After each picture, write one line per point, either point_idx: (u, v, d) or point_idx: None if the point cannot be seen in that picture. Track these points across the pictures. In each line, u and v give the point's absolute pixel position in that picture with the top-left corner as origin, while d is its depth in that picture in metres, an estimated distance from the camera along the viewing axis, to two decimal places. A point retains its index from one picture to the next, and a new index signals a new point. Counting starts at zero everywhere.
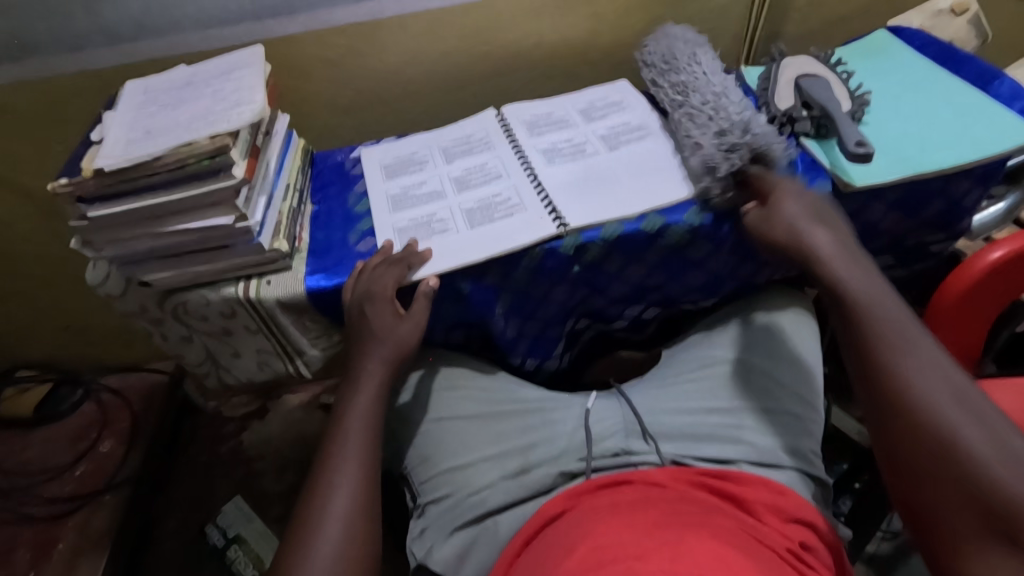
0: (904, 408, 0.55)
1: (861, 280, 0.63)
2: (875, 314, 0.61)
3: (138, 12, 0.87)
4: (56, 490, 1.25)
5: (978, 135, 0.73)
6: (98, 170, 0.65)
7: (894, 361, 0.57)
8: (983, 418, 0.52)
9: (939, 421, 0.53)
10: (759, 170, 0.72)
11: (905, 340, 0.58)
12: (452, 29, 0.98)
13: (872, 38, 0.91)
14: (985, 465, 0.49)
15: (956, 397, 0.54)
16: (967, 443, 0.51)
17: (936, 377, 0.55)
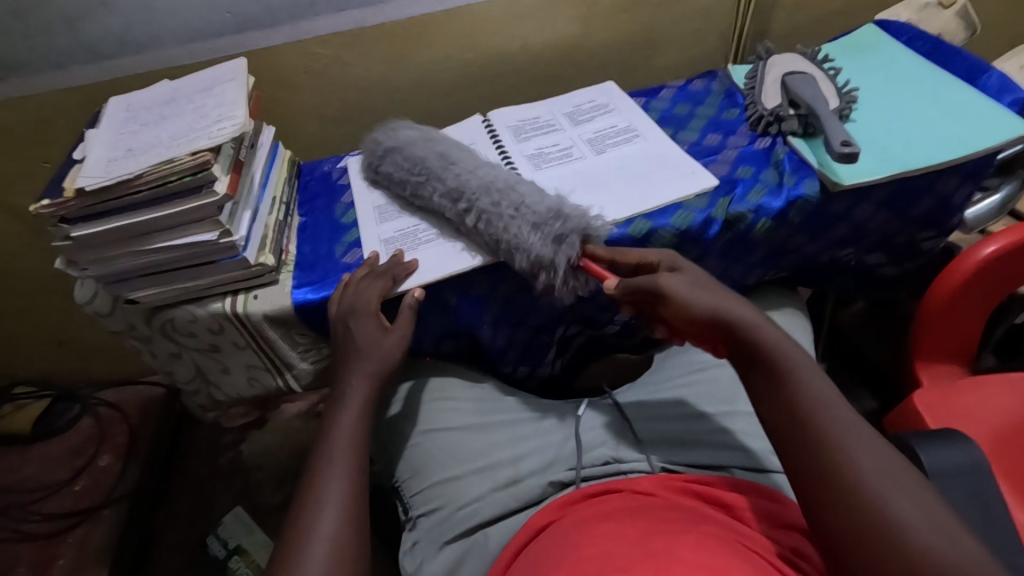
0: (830, 490, 0.45)
1: (773, 335, 0.53)
2: (802, 379, 0.50)
3: (120, 28, 0.87)
4: (54, 507, 1.25)
5: (965, 131, 0.72)
6: (80, 190, 0.65)
7: (829, 440, 0.47)
8: (916, 500, 0.43)
9: (882, 504, 0.43)
10: (590, 249, 0.67)
11: (846, 430, 0.47)
12: (435, 36, 0.97)
13: (859, 34, 0.90)
14: (926, 553, 0.41)
15: (890, 478, 0.44)
16: (905, 528, 0.42)
17: (870, 457, 0.46)
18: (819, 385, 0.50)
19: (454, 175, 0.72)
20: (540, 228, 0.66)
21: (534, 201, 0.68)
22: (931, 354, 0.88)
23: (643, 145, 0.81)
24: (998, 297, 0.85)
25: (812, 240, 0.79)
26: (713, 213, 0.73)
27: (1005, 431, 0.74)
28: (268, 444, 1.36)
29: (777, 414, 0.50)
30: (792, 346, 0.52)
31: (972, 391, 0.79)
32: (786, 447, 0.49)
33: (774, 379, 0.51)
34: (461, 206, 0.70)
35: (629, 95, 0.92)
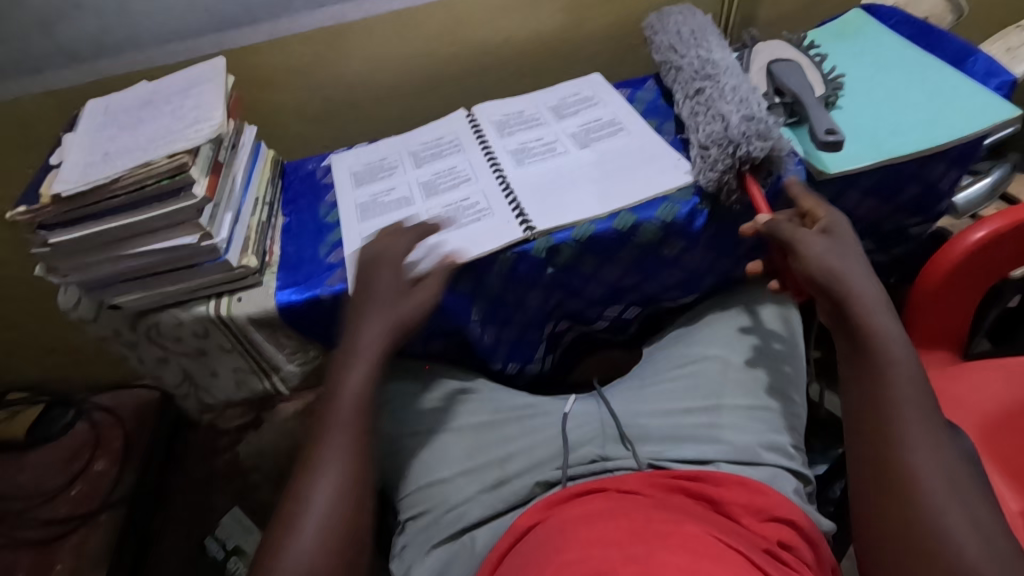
0: (900, 494, 0.53)
1: (882, 323, 0.60)
2: (895, 371, 0.57)
3: (96, 29, 0.86)
4: (51, 513, 1.25)
5: (953, 115, 0.71)
6: (56, 197, 0.64)
7: (908, 451, 0.54)
8: (976, 516, 0.51)
9: (940, 517, 0.51)
10: (767, 164, 0.69)
11: (915, 424, 0.55)
12: (418, 30, 0.96)
13: (845, 19, 0.89)
14: (964, 557, 0.49)
15: (959, 500, 0.51)
16: (954, 535, 0.50)
17: (947, 477, 0.52)
18: (913, 401, 0.56)
19: (720, 56, 0.79)
20: (715, 146, 0.69)
21: (724, 118, 0.70)
22: (925, 341, 0.87)
23: (627, 138, 0.80)
24: (990, 281, 0.84)
25: None
26: (698, 204, 0.73)
27: (995, 416, 0.74)
28: None
29: (871, 413, 0.57)
30: (896, 340, 0.59)
31: (963, 378, 0.78)
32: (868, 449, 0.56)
33: (874, 383, 0.58)
34: (697, 79, 0.77)
35: (613, 86, 0.91)
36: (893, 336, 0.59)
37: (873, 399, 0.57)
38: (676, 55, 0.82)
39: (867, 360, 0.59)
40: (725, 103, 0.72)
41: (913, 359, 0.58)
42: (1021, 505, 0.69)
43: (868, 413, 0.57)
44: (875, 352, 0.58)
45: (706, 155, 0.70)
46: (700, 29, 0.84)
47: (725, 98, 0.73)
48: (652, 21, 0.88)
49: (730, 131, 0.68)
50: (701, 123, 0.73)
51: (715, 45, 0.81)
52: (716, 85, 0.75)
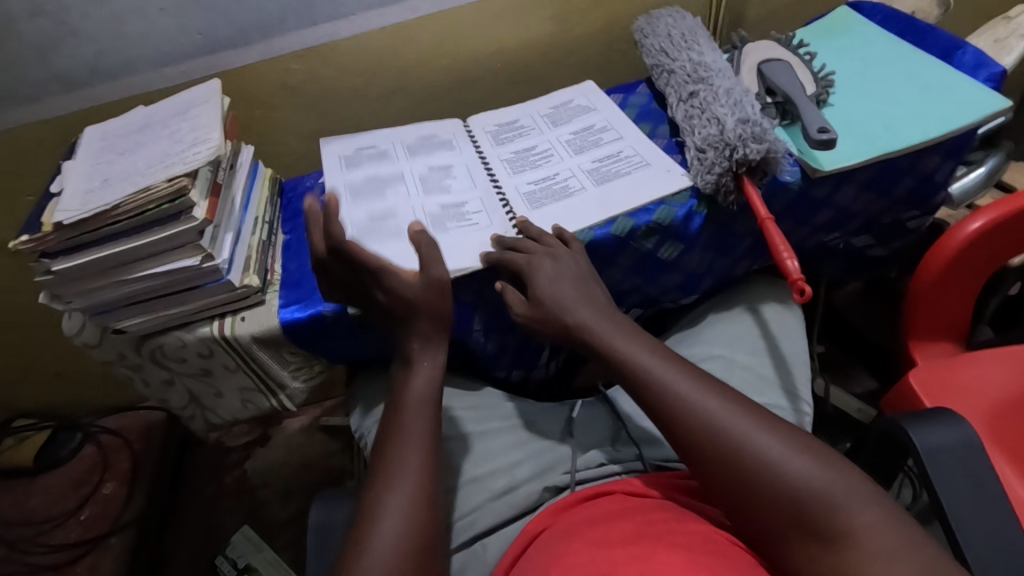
0: (744, 488, 0.51)
1: (617, 329, 0.64)
2: (638, 356, 0.61)
3: (92, 56, 0.87)
4: (63, 538, 1.25)
5: (944, 108, 0.72)
6: (58, 224, 0.64)
7: (731, 436, 0.53)
8: (809, 455, 0.51)
9: (785, 473, 0.50)
10: (766, 162, 0.69)
11: (681, 388, 0.57)
12: (408, 44, 0.97)
13: (834, 16, 0.89)
14: (794, 480, 0.50)
15: (785, 448, 0.52)
16: (773, 465, 0.51)
17: (767, 434, 0.53)
18: (697, 395, 0.57)
19: (713, 59, 0.80)
20: (711, 149, 0.70)
21: (718, 121, 0.71)
22: (924, 334, 0.88)
23: (621, 145, 0.81)
24: (987, 271, 0.84)
25: (796, 227, 0.79)
26: (694, 207, 0.73)
27: (1001, 403, 0.74)
28: (272, 460, 1.36)
29: (674, 440, 0.56)
30: (627, 333, 0.63)
31: (968, 367, 0.79)
32: (700, 467, 0.54)
33: (659, 405, 0.58)
34: (690, 82, 0.78)
35: (607, 93, 0.92)
36: (652, 347, 0.62)
37: (670, 420, 0.57)
38: (668, 56, 0.83)
39: (638, 387, 0.59)
40: (719, 106, 0.73)
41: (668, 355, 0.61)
42: None
43: (670, 435, 0.57)
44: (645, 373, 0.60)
45: (703, 158, 0.71)
46: (691, 32, 0.84)
47: (719, 101, 0.73)
48: (644, 23, 0.88)
49: (727, 134, 0.69)
50: (696, 127, 0.74)
51: (708, 47, 0.82)
52: (710, 88, 0.76)
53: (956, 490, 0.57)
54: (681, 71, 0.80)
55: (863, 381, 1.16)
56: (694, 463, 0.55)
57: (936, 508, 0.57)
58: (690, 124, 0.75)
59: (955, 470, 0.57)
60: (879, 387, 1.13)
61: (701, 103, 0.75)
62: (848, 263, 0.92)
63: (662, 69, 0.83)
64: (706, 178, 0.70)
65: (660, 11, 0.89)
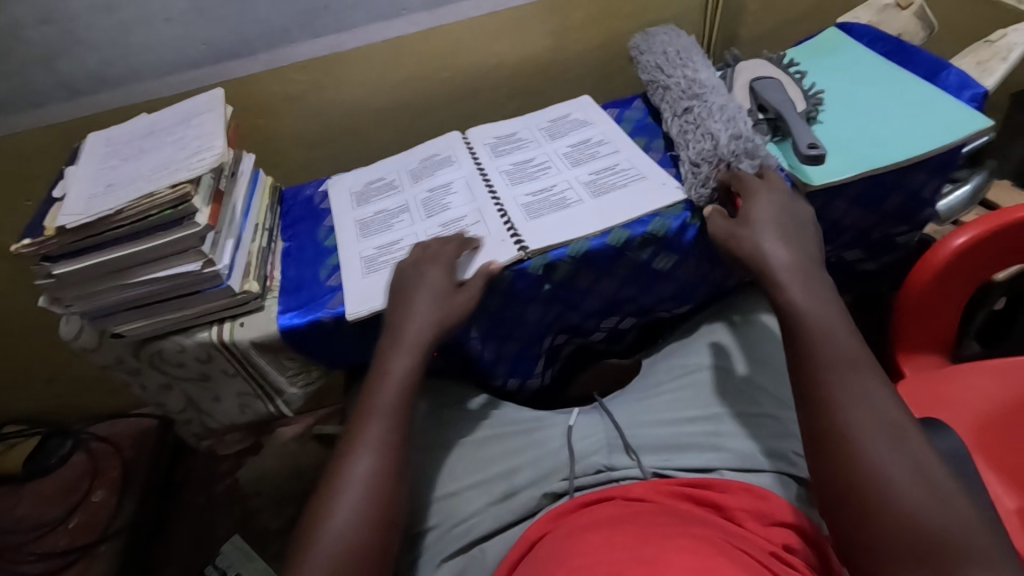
0: (864, 499, 0.50)
1: (799, 290, 0.61)
2: (810, 332, 0.58)
3: (97, 63, 0.88)
4: (49, 545, 1.23)
5: (929, 127, 0.74)
6: (61, 228, 0.65)
7: (871, 448, 0.51)
8: (948, 502, 0.48)
9: (912, 508, 0.48)
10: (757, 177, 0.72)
11: (839, 377, 0.55)
12: (410, 56, 0.98)
13: (824, 36, 0.92)
14: (918, 514, 0.48)
15: (922, 480, 0.49)
16: (899, 488, 0.49)
17: (912, 464, 0.50)
18: (861, 389, 0.54)
19: (707, 76, 0.82)
20: (705, 164, 0.72)
21: (712, 135, 0.74)
22: (913, 347, 0.90)
23: (617, 158, 0.83)
24: (973, 285, 0.86)
25: None
26: (688, 218, 0.75)
27: (987, 415, 0.76)
28: (265, 469, 1.35)
29: (811, 424, 0.55)
30: (811, 297, 0.60)
31: (956, 379, 0.80)
32: (820, 458, 0.53)
33: (820, 392, 0.55)
34: (685, 97, 0.80)
35: (603, 107, 0.94)
36: (846, 332, 0.58)
37: (820, 411, 0.55)
38: (664, 72, 0.85)
39: (801, 355, 0.58)
40: (713, 121, 0.75)
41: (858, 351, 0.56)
42: (1018, 503, 0.70)
43: (808, 416, 0.56)
44: (817, 357, 0.57)
45: (695, 173, 0.73)
46: (686, 49, 0.87)
47: (713, 117, 0.76)
48: (641, 40, 0.91)
49: (720, 152, 0.72)
50: (689, 142, 0.76)
51: (702, 64, 0.85)
52: (705, 103, 0.78)
53: None
54: (677, 87, 0.82)
55: None
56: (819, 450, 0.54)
57: None
58: (684, 138, 0.77)
59: None
60: None
61: (695, 118, 0.77)
62: (839, 276, 0.94)
63: (657, 84, 0.85)
64: (699, 187, 0.73)
65: (657, 29, 0.91)
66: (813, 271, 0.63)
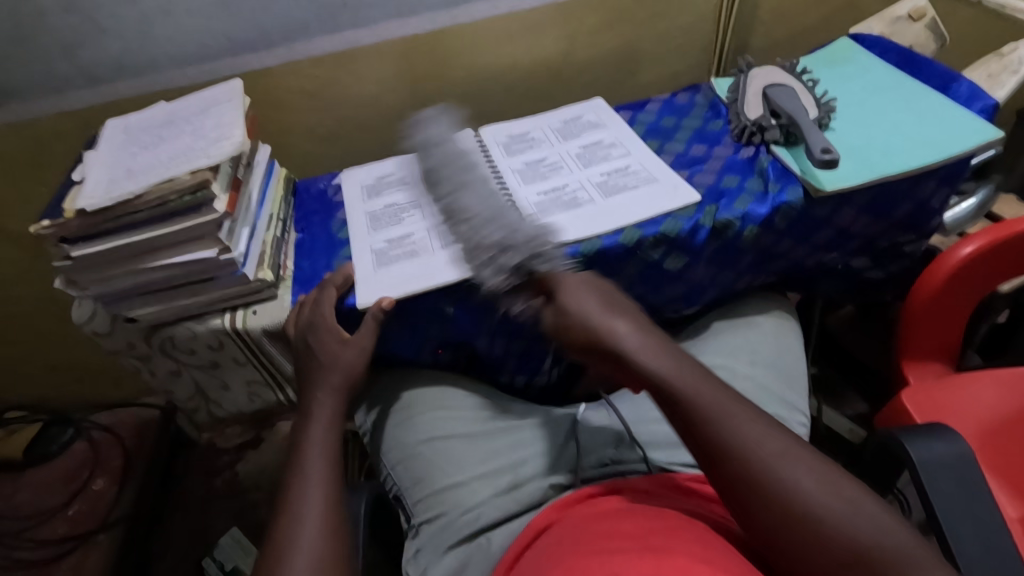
0: (790, 524, 0.48)
1: (655, 357, 0.56)
2: (687, 392, 0.54)
3: (118, 53, 0.89)
4: (48, 533, 1.22)
5: (940, 137, 0.75)
6: (81, 211, 0.66)
7: (777, 478, 0.49)
8: (864, 510, 0.48)
9: (841, 525, 0.47)
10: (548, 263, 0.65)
11: (727, 417, 0.52)
12: (425, 55, 0.99)
13: (834, 47, 0.94)
14: (842, 530, 0.47)
15: (833, 491, 0.49)
16: (816, 504, 0.48)
17: (816, 479, 0.50)
18: (748, 423, 0.52)
19: (437, 165, 0.79)
20: (490, 257, 0.67)
21: (481, 236, 0.69)
22: (917, 355, 0.91)
23: (629, 160, 0.84)
24: (978, 295, 0.87)
25: (797, 245, 0.81)
26: (700, 219, 0.75)
27: (990, 423, 0.77)
28: (264, 464, 1.34)
29: (713, 465, 0.52)
30: (667, 358, 0.56)
31: (958, 388, 0.81)
32: (732, 493, 0.51)
33: (710, 450, 0.52)
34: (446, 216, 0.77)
35: (616, 110, 0.95)
36: (706, 381, 0.55)
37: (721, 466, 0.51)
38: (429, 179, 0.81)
39: (680, 411, 0.54)
40: (485, 225, 0.69)
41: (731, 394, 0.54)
42: (1020, 511, 0.71)
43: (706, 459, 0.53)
44: (696, 417, 0.53)
45: (493, 257, 0.66)
46: None
47: (479, 222, 0.70)
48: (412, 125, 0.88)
49: (507, 235, 0.66)
50: (484, 233, 0.69)
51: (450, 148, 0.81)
52: (460, 211, 0.74)
53: (948, 500, 0.59)
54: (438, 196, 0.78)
55: (853, 404, 1.17)
56: (728, 487, 0.51)
57: (930, 516, 0.59)
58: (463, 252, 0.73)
59: (949, 482, 0.59)
60: (869, 410, 1.14)
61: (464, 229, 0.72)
62: (845, 284, 0.94)
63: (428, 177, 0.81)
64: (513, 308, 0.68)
65: (426, 112, 0.89)
66: (659, 332, 0.59)
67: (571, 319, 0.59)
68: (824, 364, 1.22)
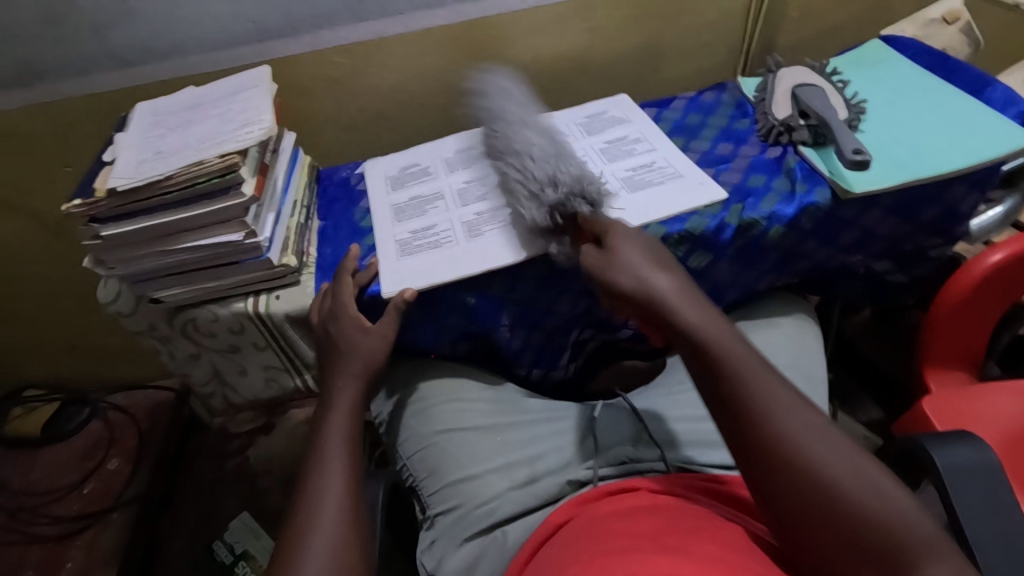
0: (810, 501, 0.46)
1: (697, 313, 0.55)
2: (729, 354, 0.52)
3: (147, 35, 0.89)
4: (64, 510, 1.25)
5: (973, 141, 0.74)
6: (111, 191, 0.66)
7: (804, 450, 0.47)
8: (890, 494, 0.45)
9: (864, 503, 0.45)
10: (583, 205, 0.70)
11: (762, 382, 0.50)
12: (450, 45, 0.99)
13: (865, 48, 0.93)
14: (869, 511, 0.45)
15: (865, 477, 0.46)
16: (846, 483, 0.46)
17: (844, 456, 0.47)
18: (782, 395, 0.50)
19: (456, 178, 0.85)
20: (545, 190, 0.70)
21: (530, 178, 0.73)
22: (939, 362, 0.90)
23: (654, 156, 0.83)
24: (1005, 303, 0.86)
25: (822, 246, 0.81)
26: (725, 218, 0.75)
27: (1015, 432, 0.76)
28: (275, 449, 1.35)
29: (738, 428, 0.50)
30: (709, 317, 0.55)
31: (982, 396, 0.80)
32: (756, 461, 0.49)
33: (739, 411, 0.50)
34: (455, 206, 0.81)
35: (641, 105, 0.94)
36: (744, 348, 0.53)
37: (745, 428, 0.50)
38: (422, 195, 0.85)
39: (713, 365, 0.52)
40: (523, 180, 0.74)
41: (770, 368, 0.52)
42: None
43: (734, 423, 0.51)
44: (731, 377, 0.51)
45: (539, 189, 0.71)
46: None
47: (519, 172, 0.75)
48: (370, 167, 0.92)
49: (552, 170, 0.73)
50: (416, 250, 0.77)
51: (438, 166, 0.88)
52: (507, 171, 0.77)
53: (974, 506, 0.58)
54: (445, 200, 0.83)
55: (869, 411, 1.15)
56: (752, 453, 0.49)
57: (953, 522, 0.58)
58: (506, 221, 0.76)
59: (975, 489, 0.58)
60: (884, 417, 1.13)
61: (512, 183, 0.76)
62: (867, 288, 0.93)
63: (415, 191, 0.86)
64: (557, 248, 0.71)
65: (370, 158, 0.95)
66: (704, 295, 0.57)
67: (617, 267, 0.60)
68: (839, 369, 1.20)
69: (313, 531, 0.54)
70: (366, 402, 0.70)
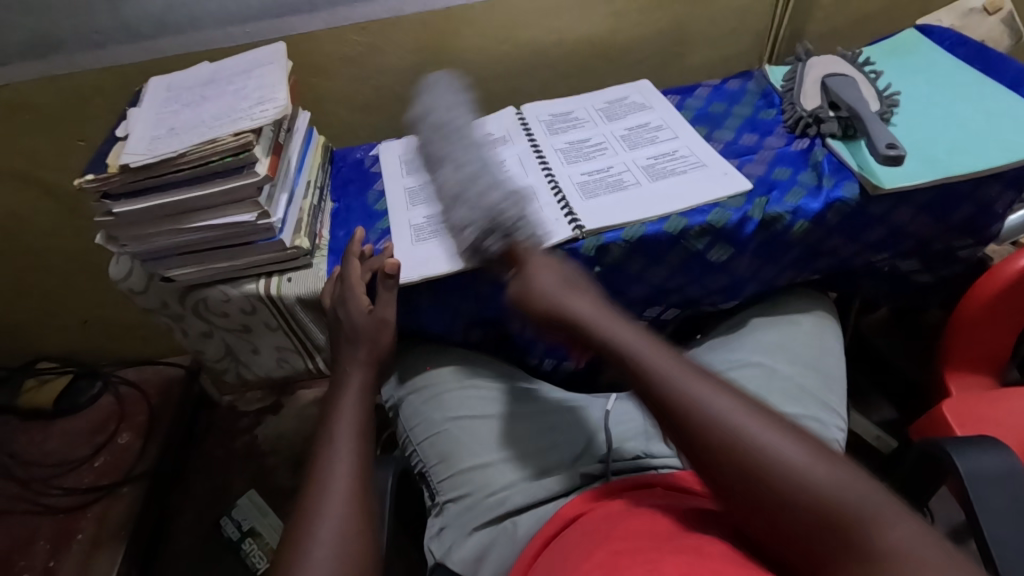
0: (759, 496, 0.45)
1: (621, 329, 0.56)
2: (649, 366, 0.52)
3: (162, 9, 0.88)
4: (75, 482, 1.25)
5: (1010, 138, 0.71)
6: (124, 167, 0.65)
7: (734, 435, 0.46)
8: (812, 459, 0.44)
9: (806, 479, 0.43)
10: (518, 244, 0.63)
11: (681, 385, 0.50)
12: (469, 26, 0.97)
13: (901, 39, 0.90)
14: (816, 489, 0.43)
15: (803, 447, 0.45)
16: (783, 462, 0.45)
17: (777, 433, 0.46)
18: (702, 391, 0.50)
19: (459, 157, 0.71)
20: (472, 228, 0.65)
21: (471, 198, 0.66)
22: (962, 364, 0.88)
23: (675, 145, 0.81)
24: None
25: (847, 243, 0.78)
26: (749, 211, 0.73)
27: None
28: (284, 429, 1.36)
29: (679, 439, 0.49)
30: (627, 331, 0.56)
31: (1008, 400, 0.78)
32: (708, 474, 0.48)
33: (671, 421, 0.50)
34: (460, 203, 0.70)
35: (664, 92, 0.92)
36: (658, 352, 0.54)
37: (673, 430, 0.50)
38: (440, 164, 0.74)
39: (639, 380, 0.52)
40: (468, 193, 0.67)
41: (692, 368, 0.52)
42: None
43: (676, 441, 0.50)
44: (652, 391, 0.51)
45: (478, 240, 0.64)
46: None
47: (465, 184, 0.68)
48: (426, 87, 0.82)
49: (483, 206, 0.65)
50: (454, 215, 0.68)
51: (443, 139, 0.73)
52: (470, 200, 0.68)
53: (1001, 516, 0.56)
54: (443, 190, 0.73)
55: (883, 411, 1.13)
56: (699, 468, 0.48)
57: (977, 532, 0.56)
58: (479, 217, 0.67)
59: (1002, 499, 0.57)
60: (899, 417, 1.11)
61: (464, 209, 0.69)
62: (890, 287, 0.91)
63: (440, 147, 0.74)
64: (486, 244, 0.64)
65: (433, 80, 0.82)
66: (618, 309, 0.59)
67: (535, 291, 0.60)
68: (855, 368, 1.18)
69: (321, 516, 0.53)
70: (377, 387, 0.69)
